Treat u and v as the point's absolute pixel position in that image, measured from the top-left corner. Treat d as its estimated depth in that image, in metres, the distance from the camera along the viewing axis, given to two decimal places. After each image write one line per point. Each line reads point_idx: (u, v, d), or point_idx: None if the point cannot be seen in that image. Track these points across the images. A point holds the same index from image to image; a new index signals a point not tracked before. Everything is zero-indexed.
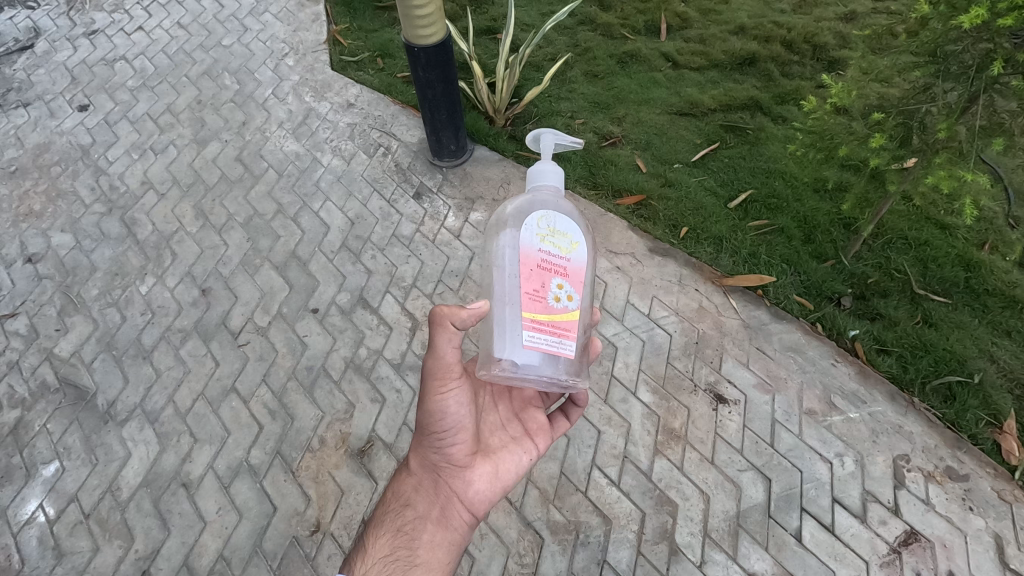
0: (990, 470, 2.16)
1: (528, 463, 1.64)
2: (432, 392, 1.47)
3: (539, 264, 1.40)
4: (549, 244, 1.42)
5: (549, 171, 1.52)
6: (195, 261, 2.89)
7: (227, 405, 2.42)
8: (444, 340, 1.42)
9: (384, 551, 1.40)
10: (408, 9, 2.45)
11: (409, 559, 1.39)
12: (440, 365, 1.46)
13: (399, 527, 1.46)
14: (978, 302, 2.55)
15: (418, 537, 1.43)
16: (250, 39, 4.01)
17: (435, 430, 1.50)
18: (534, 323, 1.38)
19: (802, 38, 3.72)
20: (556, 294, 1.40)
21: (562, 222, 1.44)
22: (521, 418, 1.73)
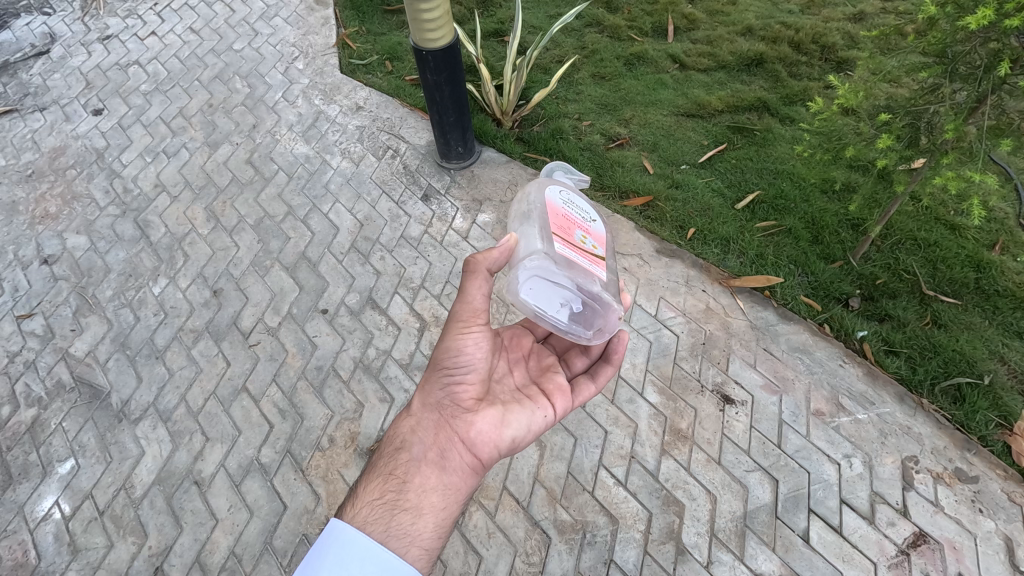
0: (1000, 472, 2.14)
1: (541, 422, 1.62)
2: (454, 333, 1.57)
3: (563, 215, 1.53)
4: (572, 207, 1.58)
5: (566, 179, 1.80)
6: (206, 262, 2.93)
7: (238, 405, 2.45)
8: (475, 285, 1.53)
9: (376, 494, 1.40)
10: (417, 13, 2.48)
11: (398, 502, 1.39)
12: (469, 309, 1.56)
13: (392, 470, 1.46)
14: (989, 303, 2.54)
15: (412, 480, 1.43)
16: (260, 43, 4.06)
17: (444, 366, 1.56)
18: (564, 240, 1.46)
19: (809, 39, 3.72)
20: (581, 239, 1.52)
21: (581, 201, 1.63)
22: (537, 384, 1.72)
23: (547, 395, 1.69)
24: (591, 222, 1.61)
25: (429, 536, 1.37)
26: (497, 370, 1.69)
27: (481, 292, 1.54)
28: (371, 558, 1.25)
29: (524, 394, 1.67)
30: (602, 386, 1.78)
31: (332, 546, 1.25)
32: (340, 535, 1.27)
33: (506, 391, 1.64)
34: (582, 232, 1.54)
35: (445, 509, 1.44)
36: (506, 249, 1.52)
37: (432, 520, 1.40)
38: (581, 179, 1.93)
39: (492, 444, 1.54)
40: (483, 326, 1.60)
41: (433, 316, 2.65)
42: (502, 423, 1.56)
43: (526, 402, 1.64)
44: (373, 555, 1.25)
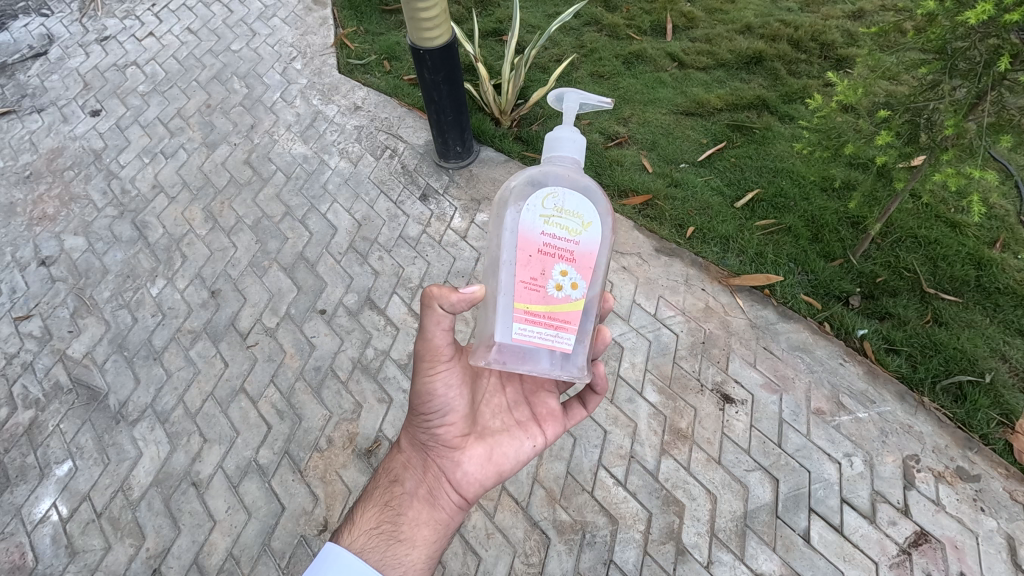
0: (1002, 471, 2.13)
1: (531, 449, 1.60)
2: (422, 374, 1.49)
3: (539, 249, 1.34)
4: (555, 226, 1.33)
5: (567, 141, 1.33)
6: (204, 263, 2.92)
7: (236, 405, 2.45)
8: (434, 322, 1.41)
9: (373, 523, 1.46)
10: (413, 12, 2.47)
11: (393, 534, 1.44)
12: (432, 347, 1.47)
13: (388, 501, 1.51)
14: (989, 301, 2.53)
15: (406, 513, 1.48)
16: (258, 43, 4.06)
17: (422, 409, 1.52)
18: (529, 313, 1.39)
19: (808, 37, 3.71)
20: (556, 282, 1.36)
21: (572, 200, 1.33)
22: (528, 404, 1.67)
23: (538, 420, 1.65)
24: (582, 230, 1.35)
25: (422, 567, 1.43)
26: (485, 396, 1.64)
27: (442, 326, 1.43)
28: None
29: (515, 419, 1.64)
30: (598, 403, 1.71)
31: (324, 571, 1.32)
32: (334, 568, 1.32)
33: (494, 417, 1.62)
34: (561, 266, 1.36)
35: (436, 541, 1.49)
36: (469, 297, 1.35)
37: (425, 552, 1.45)
38: (605, 102, 1.49)
39: (481, 476, 1.55)
40: (451, 361, 1.51)
41: None
42: (489, 456, 1.56)
43: (516, 428, 1.62)
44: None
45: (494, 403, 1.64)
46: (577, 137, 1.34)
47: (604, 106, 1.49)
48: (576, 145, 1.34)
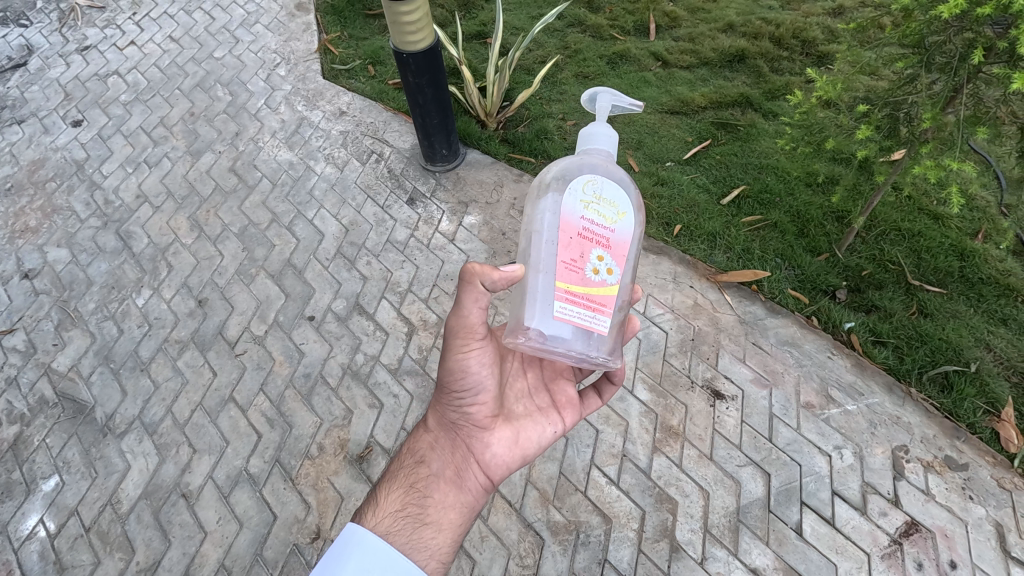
0: (989, 458, 2.16)
1: (553, 434, 1.66)
2: (456, 351, 1.52)
3: (580, 233, 1.34)
4: (594, 212, 1.35)
5: (603, 136, 1.42)
6: (191, 272, 2.90)
7: (226, 415, 2.43)
8: (472, 298, 1.43)
9: (399, 504, 1.42)
10: (396, 16, 2.47)
11: (420, 516, 1.41)
12: (467, 323, 1.50)
13: (413, 482, 1.48)
14: (974, 291, 2.56)
15: (433, 494, 1.46)
16: (241, 50, 4.04)
17: (453, 387, 1.54)
18: (569, 294, 1.35)
19: (790, 34, 3.75)
20: (595, 266, 1.35)
21: (609, 189, 1.37)
22: (548, 390, 1.73)
23: (558, 406, 1.70)
24: (617, 220, 1.38)
25: (447, 552, 1.39)
26: (509, 380, 1.68)
27: (479, 304, 1.45)
28: (390, 565, 1.25)
29: (538, 404, 1.69)
30: (613, 394, 1.78)
31: (350, 554, 1.25)
32: (361, 544, 1.27)
33: (518, 401, 1.66)
34: (599, 251, 1.36)
35: (461, 524, 1.47)
36: (510, 275, 1.35)
37: (451, 537, 1.42)
38: (635, 104, 1.57)
39: (506, 459, 1.57)
40: (483, 341, 1.55)
41: (421, 320, 2.64)
42: (515, 440, 1.59)
43: (538, 413, 1.66)
44: (394, 564, 1.25)
45: (517, 388, 1.68)
46: (612, 133, 1.43)
47: (633, 108, 1.58)
48: (610, 141, 1.43)
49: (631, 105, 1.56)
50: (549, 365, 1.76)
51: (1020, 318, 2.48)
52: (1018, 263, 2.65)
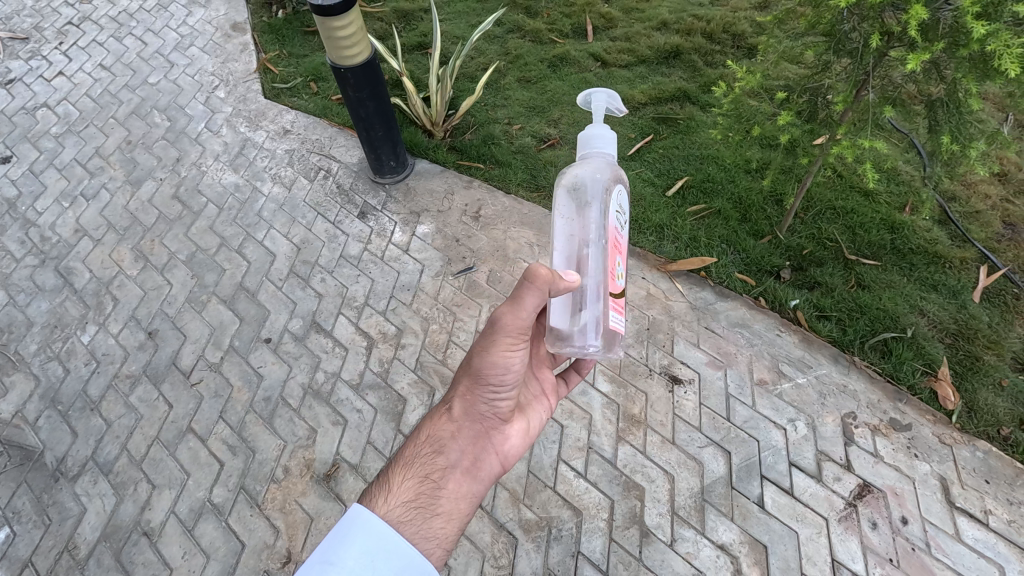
0: (930, 417, 2.29)
1: (545, 421, 1.75)
2: (501, 347, 1.47)
3: (615, 240, 1.46)
4: (620, 219, 1.49)
5: (602, 137, 1.47)
6: (139, 304, 2.82)
7: (185, 446, 2.37)
8: (533, 299, 1.40)
9: (411, 494, 1.37)
10: (329, 32, 2.48)
11: (432, 505, 1.37)
12: (518, 323, 1.46)
13: (429, 473, 1.43)
14: (905, 261, 2.72)
15: (447, 485, 1.43)
16: (177, 74, 3.96)
17: (487, 379, 1.50)
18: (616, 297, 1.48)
19: (720, 29, 3.90)
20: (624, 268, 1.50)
21: (623, 196, 1.51)
22: (538, 376, 1.81)
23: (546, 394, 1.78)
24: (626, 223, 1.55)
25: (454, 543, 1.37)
26: None
27: (536, 308, 1.42)
28: (396, 554, 1.20)
29: (531, 393, 1.77)
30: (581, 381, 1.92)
31: (352, 535, 1.20)
32: (368, 526, 1.22)
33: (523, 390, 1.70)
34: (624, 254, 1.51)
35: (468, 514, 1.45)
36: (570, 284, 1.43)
37: (461, 529, 1.40)
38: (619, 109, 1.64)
39: (515, 450, 1.61)
40: (525, 340, 1.52)
41: (381, 333, 2.63)
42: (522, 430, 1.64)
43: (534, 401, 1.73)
44: (399, 552, 1.20)
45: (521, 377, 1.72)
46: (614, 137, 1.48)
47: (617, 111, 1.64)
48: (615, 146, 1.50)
49: (614, 97, 1.59)
50: (540, 351, 1.83)
51: (949, 283, 2.63)
52: (943, 231, 2.82)
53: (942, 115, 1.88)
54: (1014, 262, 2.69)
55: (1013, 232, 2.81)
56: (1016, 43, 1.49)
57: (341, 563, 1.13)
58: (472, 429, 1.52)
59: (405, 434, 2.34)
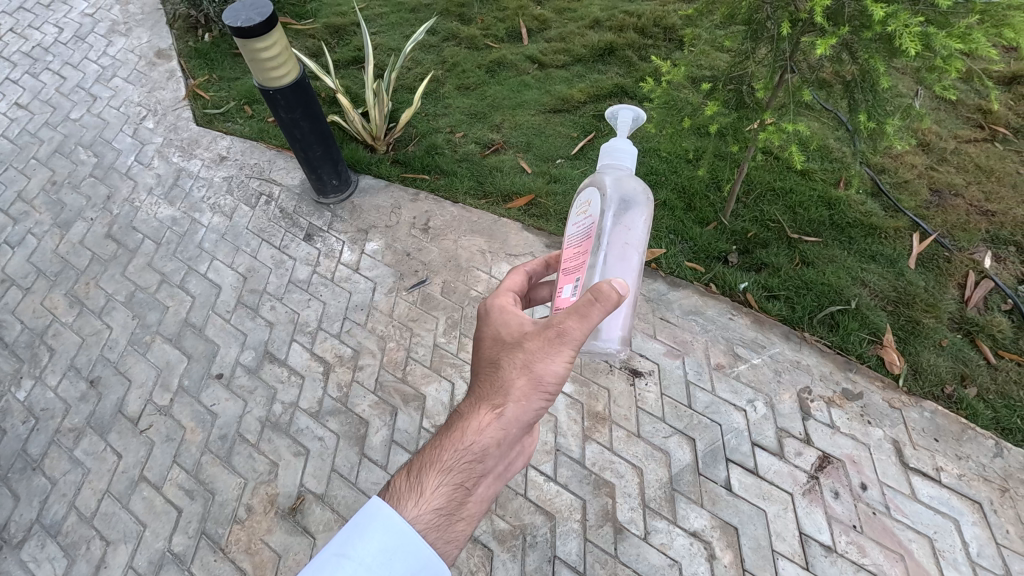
0: (879, 383, 2.37)
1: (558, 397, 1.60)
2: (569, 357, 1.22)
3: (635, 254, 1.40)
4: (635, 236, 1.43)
5: (626, 150, 1.35)
6: (77, 351, 2.69)
7: (138, 497, 2.25)
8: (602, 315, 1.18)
9: (443, 502, 1.21)
10: (253, 53, 2.42)
11: (460, 512, 1.23)
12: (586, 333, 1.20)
13: (463, 480, 1.25)
14: (844, 235, 2.82)
15: (479, 489, 1.28)
16: (101, 107, 3.80)
17: (548, 386, 1.24)
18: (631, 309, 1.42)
19: (651, 23, 3.97)
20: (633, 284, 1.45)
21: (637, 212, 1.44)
22: None
23: None
24: None
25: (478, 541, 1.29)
26: None
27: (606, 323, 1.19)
28: (416, 556, 1.09)
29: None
30: None
31: (371, 531, 1.09)
32: (390, 527, 1.10)
33: None
34: None
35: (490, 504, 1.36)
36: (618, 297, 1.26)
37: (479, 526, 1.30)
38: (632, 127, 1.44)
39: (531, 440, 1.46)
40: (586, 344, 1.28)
41: (337, 356, 2.57)
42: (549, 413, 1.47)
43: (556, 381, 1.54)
44: (419, 554, 1.09)
45: None
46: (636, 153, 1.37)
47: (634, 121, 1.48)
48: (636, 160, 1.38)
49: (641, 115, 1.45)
50: None
51: (886, 252, 2.74)
52: (877, 204, 2.94)
53: (858, 95, 1.96)
54: (943, 227, 2.82)
55: (940, 198, 2.94)
56: (914, 22, 1.57)
57: (356, 556, 1.05)
58: (516, 435, 1.29)
59: (370, 457, 2.29)
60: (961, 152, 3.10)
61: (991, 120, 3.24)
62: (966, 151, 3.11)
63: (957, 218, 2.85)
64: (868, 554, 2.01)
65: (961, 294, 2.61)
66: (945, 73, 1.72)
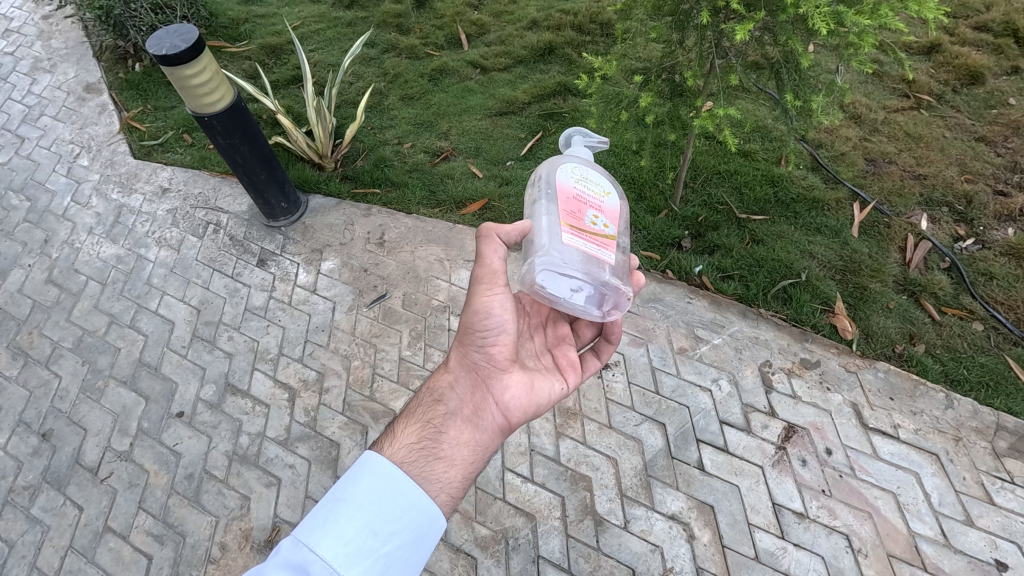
0: (834, 350, 2.46)
1: (561, 390, 1.71)
2: (479, 294, 1.60)
3: (574, 195, 1.54)
4: (584, 185, 1.58)
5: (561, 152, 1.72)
6: (26, 405, 2.57)
7: (104, 548, 2.16)
8: (491, 250, 1.56)
9: (413, 438, 1.46)
10: (183, 80, 2.37)
11: (433, 451, 1.45)
12: (488, 268, 1.59)
13: (430, 419, 1.52)
14: (790, 211, 2.91)
15: (447, 431, 1.50)
16: (30, 148, 3.64)
17: (478, 324, 1.61)
18: (574, 230, 1.47)
19: (587, 20, 4.03)
20: (593, 220, 1.53)
21: (591, 172, 1.61)
22: (559, 353, 1.82)
23: (562, 368, 1.77)
24: (604, 195, 1.61)
25: (457, 486, 1.42)
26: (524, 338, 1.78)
27: (499, 254, 1.57)
28: (403, 494, 1.30)
29: (543, 362, 1.77)
30: (611, 353, 1.89)
31: (364, 478, 1.30)
32: (377, 469, 1.32)
33: (531, 356, 1.75)
34: (593, 213, 1.55)
35: (474, 462, 1.51)
36: (520, 229, 1.55)
37: (461, 473, 1.45)
38: (601, 140, 1.79)
39: (515, 408, 1.61)
40: (506, 286, 1.62)
41: (301, 381, 2.53)
42: (531, 387, 1.65)
43: (548, 370, 1.74)
44: (406, 491, 1.31)
45: (528, 347, 1.78)
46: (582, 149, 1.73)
47: (601, 143, 1.80)
48: (586, 151, 1.72)
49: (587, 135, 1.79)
50: (553, 332, 1.88)
51: (830, 224, 2.84)
52: (817, 178, 3.05)
53: (784, 76, 2.04)
54: (880, 194, 2.94)
55: (875, 167, 3.07)
56: (823, 2, 1.64)
57: (351, 498, 1.25)
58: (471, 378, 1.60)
59: None
60: (890, 122, 3.24)
61: (916, 88, 3.39)
62: (895, 120, 3.24)
63: (892, 184, 2.97)
64: (839, 516, 2.08)
65: (903, 256, 2.73)
66: (860, 48, 1.80)
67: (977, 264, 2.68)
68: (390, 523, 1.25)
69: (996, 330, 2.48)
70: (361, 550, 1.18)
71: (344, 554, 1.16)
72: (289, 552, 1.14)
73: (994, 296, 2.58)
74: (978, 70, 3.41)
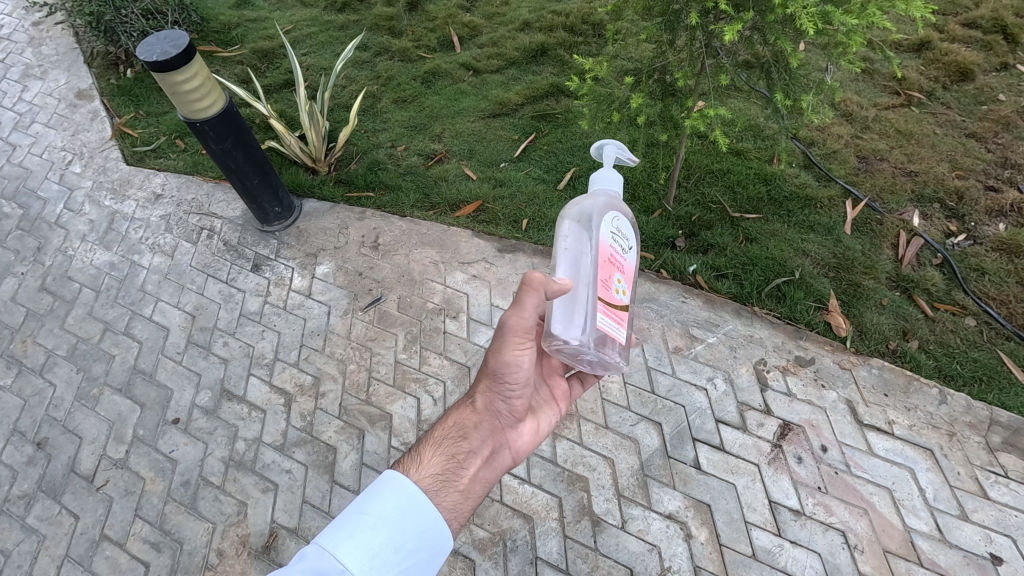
0: (829, 347, 2.47)
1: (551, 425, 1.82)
2: (511, 345, 1.55)
3: (609, 256, 1.47)
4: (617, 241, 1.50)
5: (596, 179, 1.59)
6: (20, 414, 2.56)
7: (100, 557, 2.15)
8: (532, 302, 1.48)
9: (437, 467, 1.43)
10: (173, 86, 2.37)
11: (455, 483, 1.42)
12: (523, 325, 1.53)
13: (454, 453, 1.49)
14: (782, 209, 2.92)
15: (469, 467, 1.48)
16: (22, 156, 3.63)
17: (505, 374, 1.59)
18: (606, 306, 1.44)
19: (579, 21, 4.04)
20: (619, 286, 1.49)
21: (623, 224, 1.54)
22: (549, 382, 1.88)
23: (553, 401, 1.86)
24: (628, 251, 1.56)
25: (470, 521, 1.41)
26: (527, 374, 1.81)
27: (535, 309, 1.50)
28: (423, 514, 1.30)
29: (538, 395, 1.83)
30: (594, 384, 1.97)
31: (386, 496, 1.29)
32: (401, 492, 1.30)
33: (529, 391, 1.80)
34: (620, 277, 1.50)
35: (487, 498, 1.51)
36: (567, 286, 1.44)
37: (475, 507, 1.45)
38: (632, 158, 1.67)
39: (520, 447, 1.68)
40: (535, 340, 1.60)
41: (297, 386, 2.52)
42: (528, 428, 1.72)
43: (540, 403, 1.82)
44: (427, 509, 1.31)
45: None
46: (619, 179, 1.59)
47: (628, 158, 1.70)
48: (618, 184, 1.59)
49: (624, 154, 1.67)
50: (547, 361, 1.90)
51: (822, 222, 2.86)
52: (810, 176, 3.07)
53: (775, 75, 2.05)
54: (872, 191, 2.95)
55: (867, 165, 3.08)
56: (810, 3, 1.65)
57: (374, 511, 1.25)
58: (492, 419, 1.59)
59: (341, 484, 2.25)
60: (882, 119, 3.25)
61: (906, 85, 3.41)
62: (886, 118, 3.26)
63: (884, 181, 2.99)
64: (835, 512, 2.08)
65: (895, 253, 2.74)
66: (850, 48, 1.80)
67: (969, 259, 2.69)
68: (411, 539, 1.25)
69: (989, 326, 2.49)
70: (384, 563, 1.18)
71: (368, 566, 1.16)
72: (313, 561, 1.14)
73: (986, 291, 2.59)
74: (968, 67, 3.43)
